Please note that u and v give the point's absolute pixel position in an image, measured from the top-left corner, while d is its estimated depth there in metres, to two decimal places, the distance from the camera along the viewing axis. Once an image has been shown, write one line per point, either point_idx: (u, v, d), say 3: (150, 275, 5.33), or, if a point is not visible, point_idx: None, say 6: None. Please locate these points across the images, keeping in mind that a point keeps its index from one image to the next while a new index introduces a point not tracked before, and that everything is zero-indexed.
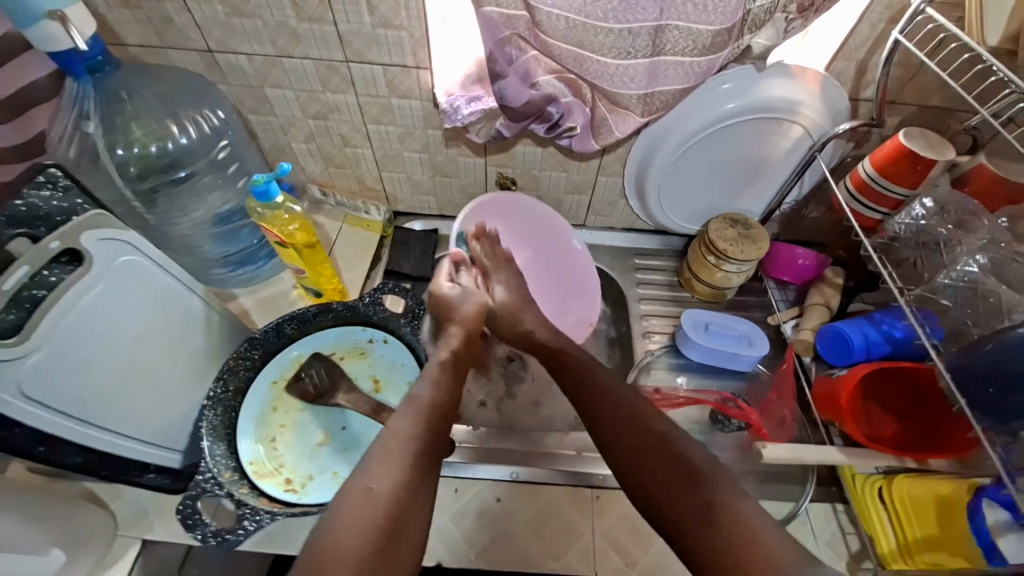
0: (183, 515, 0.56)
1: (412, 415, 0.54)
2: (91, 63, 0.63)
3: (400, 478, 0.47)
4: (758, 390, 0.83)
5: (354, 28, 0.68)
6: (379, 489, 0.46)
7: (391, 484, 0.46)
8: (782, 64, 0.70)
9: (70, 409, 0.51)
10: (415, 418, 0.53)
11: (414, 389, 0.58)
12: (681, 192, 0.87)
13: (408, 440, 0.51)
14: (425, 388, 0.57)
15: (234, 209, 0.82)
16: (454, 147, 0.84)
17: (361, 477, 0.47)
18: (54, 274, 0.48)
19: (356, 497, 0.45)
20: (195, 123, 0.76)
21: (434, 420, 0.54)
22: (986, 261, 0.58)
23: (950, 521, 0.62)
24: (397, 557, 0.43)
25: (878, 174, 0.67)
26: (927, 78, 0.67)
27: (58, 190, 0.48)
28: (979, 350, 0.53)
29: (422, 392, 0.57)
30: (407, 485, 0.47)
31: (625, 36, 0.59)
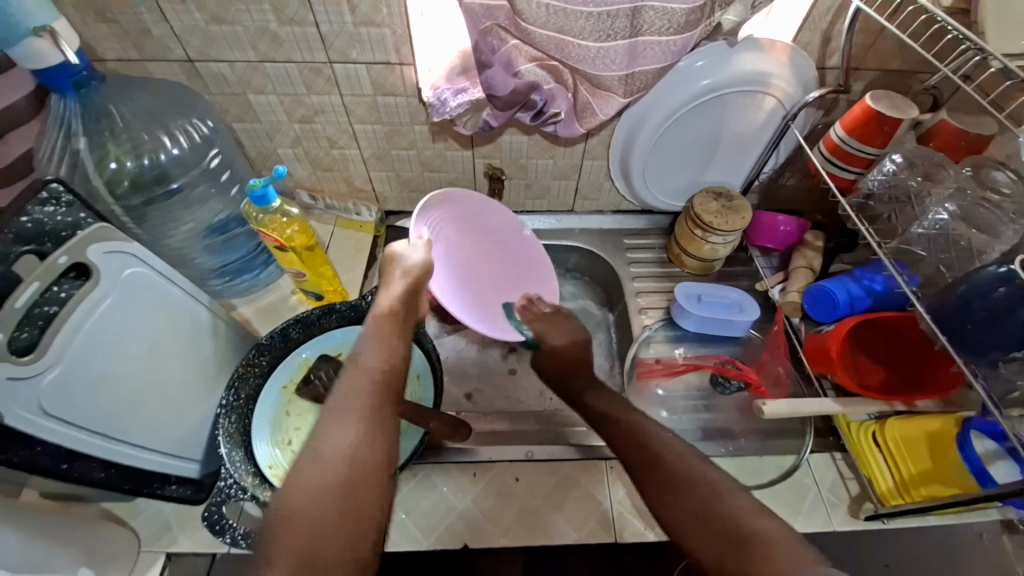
0: (210, 522, 0.57)
1: (352, 374, 0.54)
2: (77, 78, 0.64)
3: (355, 438, 0.49)
4: (753, 353, 0.87)
5: (335, 28, 0.69)
6: (325, 450, 0.48)
7: (337, 444, 0.49)
8: (751, 38, 0.74)
9: (88, 423, 0.53)
10: (353, 379, 0.54)
11: (358, 349, 0.58)
12: (665, 170, 0.90)
13: (353, 398, 0.52)
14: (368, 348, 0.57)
15: (227, 219, 0.82)
16: (442, 141, 0.86)
17: (309, 439, 0.49)
18: (64, 289, 0.50)
19: (303, 459, 0.48)
20: (186, 133, 0.76)
21: (379, 376, 0.55)
22: (956, 208, 0.62)
23: (941, 454, 0.67)
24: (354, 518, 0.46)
25: (848, 137, 0.70)
26: (887, 43, 0.71)
27: (61, 206, 0.50)
28: (954, 291, 0.57)
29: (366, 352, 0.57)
30: (359, 443, 0.49)
31: (603, 19, 0.62)
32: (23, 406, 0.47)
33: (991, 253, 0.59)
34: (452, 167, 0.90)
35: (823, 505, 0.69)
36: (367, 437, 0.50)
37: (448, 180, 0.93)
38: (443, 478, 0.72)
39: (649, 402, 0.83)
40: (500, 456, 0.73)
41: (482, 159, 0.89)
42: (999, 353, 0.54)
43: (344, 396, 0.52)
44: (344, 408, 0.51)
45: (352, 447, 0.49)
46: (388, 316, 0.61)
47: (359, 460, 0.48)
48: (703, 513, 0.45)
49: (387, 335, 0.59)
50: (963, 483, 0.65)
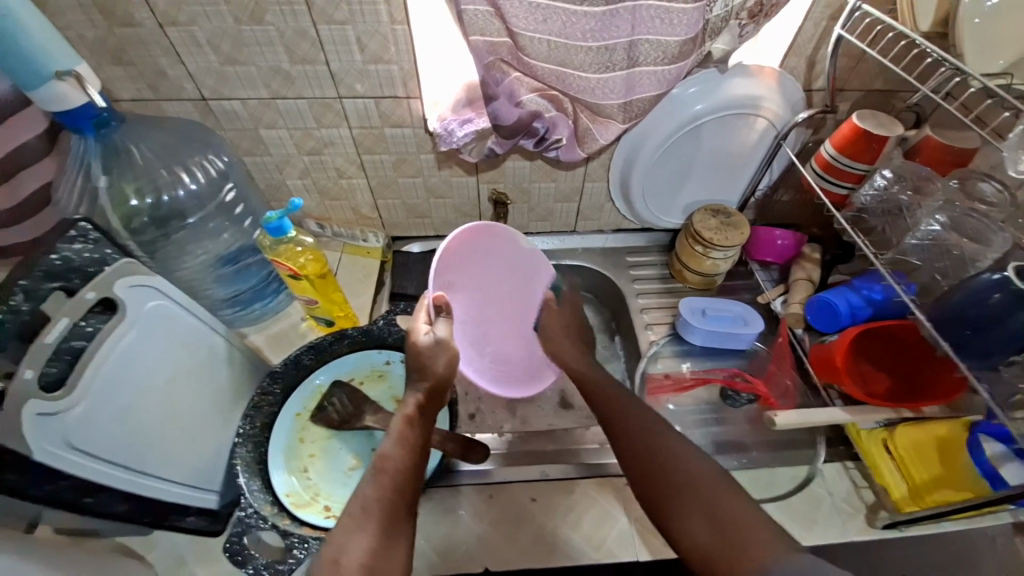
0: (232, 552, 0.57)
1: (378, 479, 0.54)
2: (97, 119, 0.67)
3: (373, 544, 0.48)
4: (759, 365, 0.88)
5: (345, 66, 0.72)
6: (348, 559, 0.47)
7: (359, 552, 0.47)
8: (741, 65, 0.77)
9: (110, 456, 0.53)
10: (377, 482, 0.53)
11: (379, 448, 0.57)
12: (663, 190, 0.93)
13: (376, 504, 0.51)
14: (391, 447, 0.57)
15: (239, 250, 0.83)
16: (447, 168, 0.88)
17: (335, 544, 0.48)
18: (90, 324, 0.52)
19: (324, 566, 0.46)
20: (202, 169, 0.78)
21: (399, 479, 0.54)
22: (946, 219, 0.65)
23: (951, 458, 0.68)
24: None
25: (838, 154, 0.73)
26: (869, 65, 0.75)
27: (88, 243, 0.52)
28: (951, 299, 0.59)
29: (388, 451, 0.56)
30: (379, 551, 0.48)
31: (603, 52, 0.65)
32: (50, 440, 0.47)
33: (983, 260, 0.62)
34: (457, 193, 0.93)
35: (838, 514, 0.70)
36: (384, 540, 0.49)
37: (453, 206, 0.96)
38: (459, 500, 0.72)
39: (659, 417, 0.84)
40: (516, 477, 0.74)
41: (487, 184, 0.91)
42: (999, 356, 0.56)
43: (367, 501, 0.51)
44: (371, 506, 0.51)
45: (375, 551, 0.48)
46: (412, 425, 0.60)
47: (381, 562, 0.47)
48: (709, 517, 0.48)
49: (405, 431, 0.59)
50: (972, 485, 0.66)
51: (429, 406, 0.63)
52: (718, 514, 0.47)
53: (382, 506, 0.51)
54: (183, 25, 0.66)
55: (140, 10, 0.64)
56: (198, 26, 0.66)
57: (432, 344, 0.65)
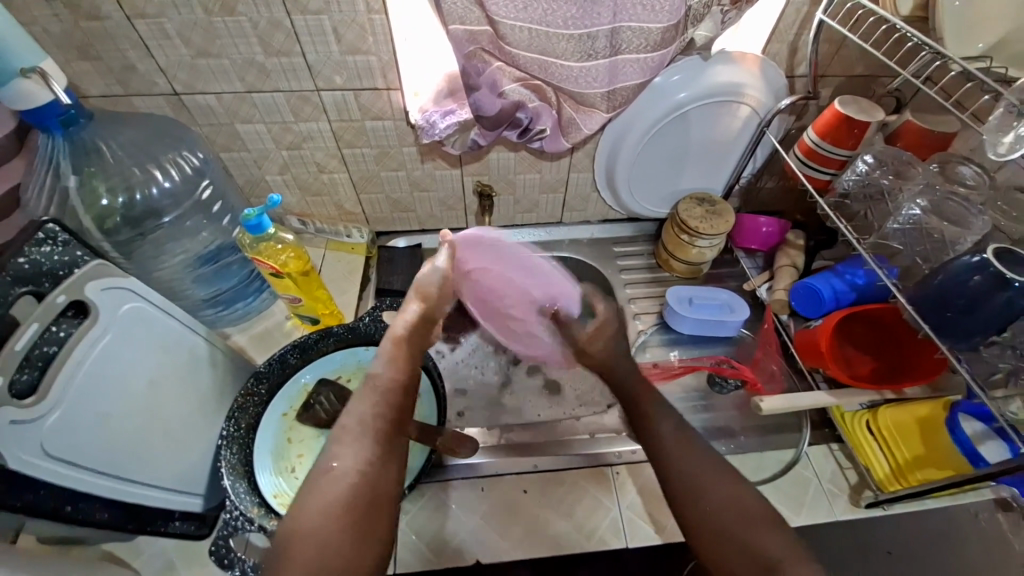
0: (218, 556, 0.56)
1: (371, 397, 0.55)
2: (65, 117, 0.64)
3: (370, 456, 0.51)
4: (746, 351, 0.89)
5: (323, 57, 0.70)
6: (342, 469, 0.49)
7: (353, 463, 0.50)
8: (724, 52, 0.77)
9: (92, 464, 0.52)
10: (367, 398, 0.55)
11: (371, 366, 0.57)
12: (649, 179, 0.93)
13: (369, 420, 0.53)
14: (382, 366, 0.57)
15: (220, 248, 0.82)
16: (430, 161, 0.87)
17: (328, 456, 0.51)
18: (63, 328, 0.50)
19: (321, 477, 0.49)
20: (176, 166, 0.76)
21: (391, 395, 0.55)
22: (927, 203, 0.65)
23: (932, 438, 0.69)
24: (369, 528, 0.48)
25: (821, 140, 0.74)
26: (850, 51, 0.75)
27: (58, 245, 0.50)
28: (932, 282, 0.60)
29: (380, 370, 0.57)
30: (373, 463, 0.51)
31: (585, 40, 0.64)
32: (26, 449, 0.46)
33: (964, 243, 0.62)
34: (441, 186, 0.92)
35: (824, 495, 0.71)
36: (378, 459, 0.51)
37: (438, 199, 0.94)
38: (451, 496, 0.72)
39: None
40: (507, 469, 0.74)
41: (472, 177, 0.90)
42: (979, 337, 0.57)
43: (363, 418, 0.53)
44: (364, 429, 0.52)
45: (367, 467, 0.50)
46: (400, 345, 0.59)
47: (373, 472, 0.50)
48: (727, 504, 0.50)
49: (396, 348, 0.59)
50: (956, 464, 0.67)
51: (422, 327, 0.62)
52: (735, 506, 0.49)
53: (375, 424, 0.53)
54: (151, 17, 0.63)
55: (105, 1, 0.61)
56: (167, 18, 0.64)
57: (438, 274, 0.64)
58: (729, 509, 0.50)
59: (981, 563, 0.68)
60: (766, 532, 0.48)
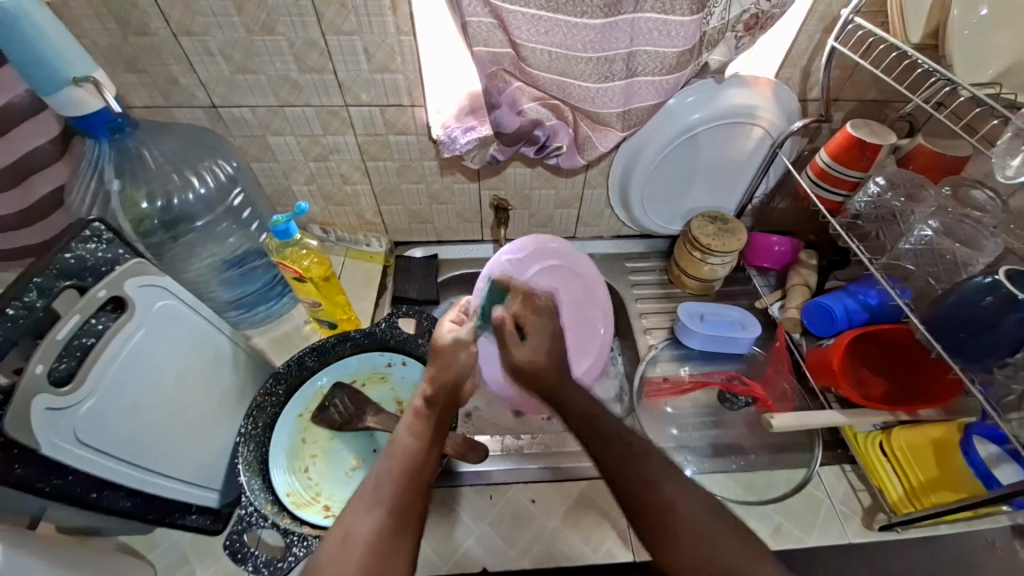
0: (232, 550, 0.57)
1: (391, 461, 0.55)
2: (112, 125, 0.68)
3: (379, 523, 0.49)
4: (757, 368, 0.90)
5: (352, 75, 0.74)
6: (355, 535, 0.48)
7: (365, 529, 0.49)
8: (737, 75, 0.79)
9: (119, 453, 0.54)
10: (390, 462, 0.55)
11: (394, 435, 0.59)
12: (662, 197, 0.94)
13: (384, 484, 0.52)
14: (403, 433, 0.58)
15: (247, 253, 0.85)
16: (449, 175, 0.90)
17: (342, 521, 0.50)
18: (101, 321, 0.54)
19: (333, 544, 0.48)
20: (211, 174, 0.80)
21: (409, 462, 0.55)
22: (938, 225, 0.66)
23: (947, 459, 0.68)
24: None
25: (833, 162, 0.75)
26: (862, 76, 0.77)
27: (102, 243, 0.53)
28: (945, 302, 0.60)
29: (401, 438, 0.58)
30: (385, 530, 0.49)
31: (602, 62, 0.67)
32: (59, 435, 0.49)
33: (976, 265, 0.63)
34: (459, 199, 0.95)
35: (837, 517, 0.70)
36: (393, 527, 0.49)
37: (456, 212, 0.97)
38: (459, 502, 0.72)
39: (658, 420, 0.85)
40: (516, 478, 0.75)
41: (489, 191, 0.93)
42: (993, 359, 0.57)
43: (379, 483, 0.52)
44: (380, 495, 0.51)
45: (380, 531, 0.49)
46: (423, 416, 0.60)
47: (382, 538, 0.48)
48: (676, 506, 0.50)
49: (422, 421, 0.59)
50: (969, 487, 0.65)
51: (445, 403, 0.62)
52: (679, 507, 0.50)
53: (393, 490, 0.52)
54: (196, 35, 0.68)
55: (156, 20, 0.66)
56: (210, 36, 0.68)
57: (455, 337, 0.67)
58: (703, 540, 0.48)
59: None
60: (728, 544, 0.47)
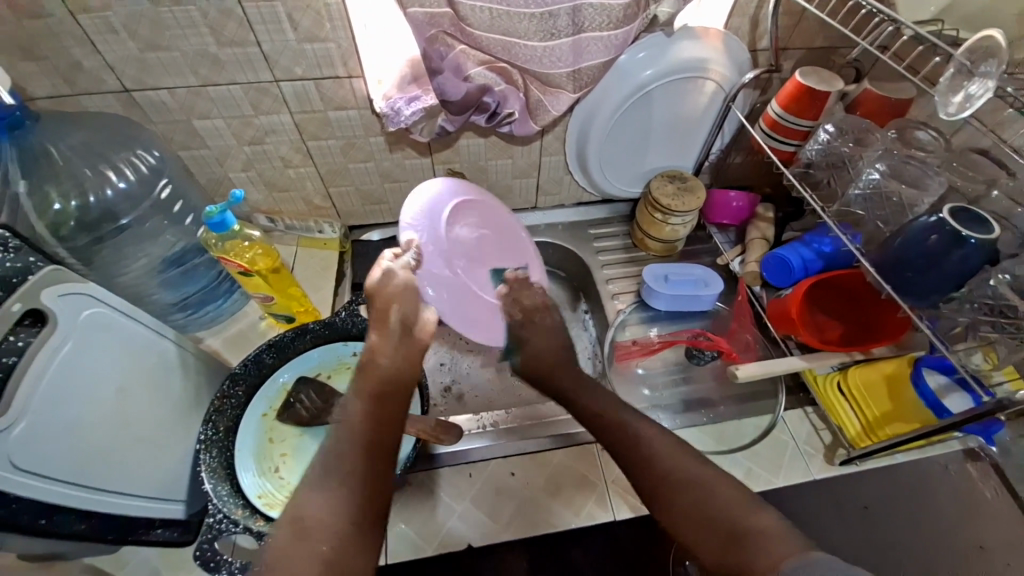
0: (204, 559, 0.55)
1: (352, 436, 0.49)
2: (12, 120, 0.61)
3: (341, 500, 0.44)
4: (721, 324, 0.91)
5: (279, 46, 0.68)
6: (310, 516, 0.42)
7: (322, 508, 0.43)
8: (687, 27, 0.77)
9: (63, 474, 0.50)
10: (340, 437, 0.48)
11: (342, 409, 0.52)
12: (620, 160, 0.93)
13: (342, 461, 0.46)
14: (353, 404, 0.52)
15: (186, 250, 0.80)
16: (399, 151, 0.85)
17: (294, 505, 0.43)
18: (21, 338, 0.48)
19: (285, 531, 0.41)
20: (131, 166, 0.74)
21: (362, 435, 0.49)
22: (885, 167, 0.68)
23: (900, 393, 0.72)
24: None
25: (784, 112, 0.75)
26: (809, 22, 0.76)
27: (8, 251, 0.48)
28: (893, 244, 0.62)
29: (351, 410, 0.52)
30: (348, 508, 0.44)
31: (547, 19, 0.63)
32: None
33: (920, 206, 0.65)
34: (412, 176, 0.90)
35: (801, 456, 0.74)
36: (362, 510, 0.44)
37: (410, 189, 0.93)
38: (439, 483, 0.72)
39: (630, 382, 0.86)
40: (494, 454, 0.74)
41: (443, 165, 0.89)
42: (938, 295, 0.60)
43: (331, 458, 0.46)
44: (335, 472, 0.46)
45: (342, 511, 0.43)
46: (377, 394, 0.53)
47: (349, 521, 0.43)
48: (691, 490, 0.47)
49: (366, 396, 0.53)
50: (920, 417, 0.69)
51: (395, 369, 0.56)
52: (683, 479, 0.48)
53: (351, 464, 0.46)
54: (94, 10, 0.60)
55: None
56: (110, 10, 0.61)
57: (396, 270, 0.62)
58: (699, 515, 0.45)
59: (947, 511, 0.72)
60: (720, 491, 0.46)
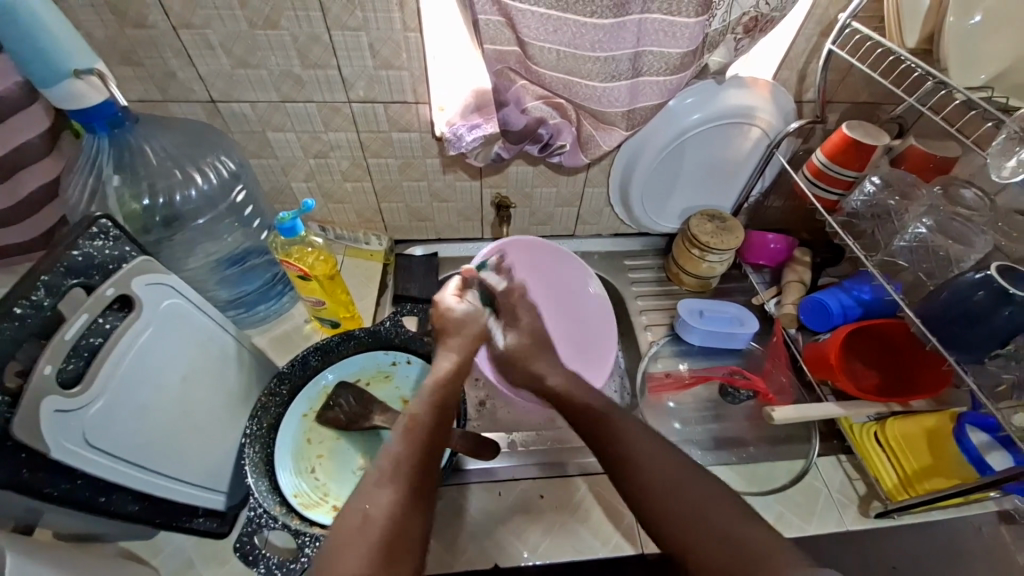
0: (243, 552, 0.57)
1: (405, 437, 0.52)
2: (112, 119, 0.67)
3: (396, 500, 0.47)
4: (755, 363, 0.92)
5: (357, 70, 0.73)
6: (373, 514, 0.45)
7: (385, 504, 0.46)
8: (737, 77, 0.81)
9: (126, 455, 0.54)
10: (406, 440, 0.52)
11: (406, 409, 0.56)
12: (662, 196, 0.96)
13: (401, 460, 0.50)
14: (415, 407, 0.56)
15: (247, 251, 0.84)
16: (451, 173, 0.90)
17: (358, 503, 0.46)
18: (109, 321, 0.52)
19: (350, 524, 0.45)
20: (214, 170, 0.78)
21: (423, 439, 0.53)
22: (932, 223, 0.69)
23: (940, 447, 0.71)
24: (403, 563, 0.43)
25: (830, 162, 0.78)
26: (856, 78, 0.80)
27: (109, 239, 0.52)
28: (938, 298, 0.63)
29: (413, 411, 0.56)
30: (403, 508, 0.47)
31: (609, 62, 0.67)
32: (69, 438, 0.48)
33: (967, 261, 0.67)
34: (461, 197, 0.95)
35: (835, 505, 0.73)
36: (413, 495, 0.48)
37: (457, 210, 0.97)
38: (468, 498, 0.73)
39: (660, 414, 0.87)
40: (524, 474, 0.75)
41: (491, 189, 0.93)
42: (984, 351, 0.60)
43: (396, 459, 0.50)
44: (397, 470, 0.49)
45: (400, 510, 0.46)
46: (439, 389, 0.59)
47: (408, 521, 0.46)
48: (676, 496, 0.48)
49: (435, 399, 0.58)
50: (962, 472, 0.69)
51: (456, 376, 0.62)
52: (677, 497, 0.48)
53: (410, 464, 0.50)
54: (197, 28, 0.67)
55: (153, 12, 0.65)
56: (211, 29, 0.67)
57: (467, 309, 0.69)
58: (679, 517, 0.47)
59: None
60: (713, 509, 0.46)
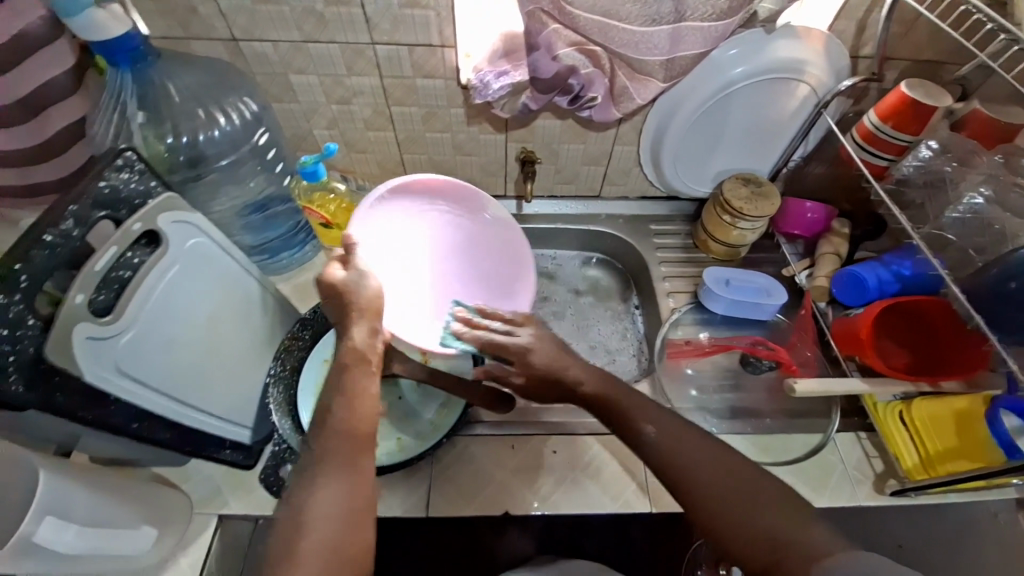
0: (268, 481, 0.67)
1: (332, 430, 0.50)
2: (133, 53, 0.65)
3: (343, 493, 0.47)
4: (780, 336, 0.89)
5: (381, 9, 0.70)
6: (311, 515, 0.45)
7: (326, 503, 0.46)
8: (789, 26, 0.75)
9: (155, 384, 0.56)
10: (331, 433, 0.50)
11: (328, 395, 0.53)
12: (694, 158, 0.91)
13: (333, 451, 0.49)
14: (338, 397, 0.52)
15: (270, 198, 0.84)
16: (476, 125, 0.87)
17: (294, 503, 0.46)
18: (137, 255, 0.54)
19: (288, 525, 0.45)
20: (236, 111, 0.77)
21: (354, 425, 0.50)
22: (990, 192, 0.65)
23: (969, 430, 0.69)
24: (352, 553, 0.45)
25: (883, 124, 0.72)
26: (921, 32, 0.73)
27: (133, 173, 0.52)
28: (986, 274, 0.59)
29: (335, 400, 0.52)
30: (343, 498, 0.47)
31: (649, 3, 0.63)
32: (101, 364, 0.50)
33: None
34: (484, 151, 0.91)
35: (849, 481, 0.72)
36: (348, 483, 0.47)
37: (480, 164, 0.94)
38: (482, 449, 0.74)
39: (677, 381, 0.86)
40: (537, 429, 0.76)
41: (516, 143, 0.90)
42: None
43: (326, 452, 0.48)
44: (328, 461, 0.48)
45: (342, 507, 0.46)
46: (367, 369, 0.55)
47: (354, 507, 0.46)
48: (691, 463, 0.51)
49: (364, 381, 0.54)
50: (988, 456, 0.67)
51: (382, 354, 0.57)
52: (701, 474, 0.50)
53: (342, 454, 0.49)
54: None
55: None
56: None
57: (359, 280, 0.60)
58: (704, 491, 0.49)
59: None
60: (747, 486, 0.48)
